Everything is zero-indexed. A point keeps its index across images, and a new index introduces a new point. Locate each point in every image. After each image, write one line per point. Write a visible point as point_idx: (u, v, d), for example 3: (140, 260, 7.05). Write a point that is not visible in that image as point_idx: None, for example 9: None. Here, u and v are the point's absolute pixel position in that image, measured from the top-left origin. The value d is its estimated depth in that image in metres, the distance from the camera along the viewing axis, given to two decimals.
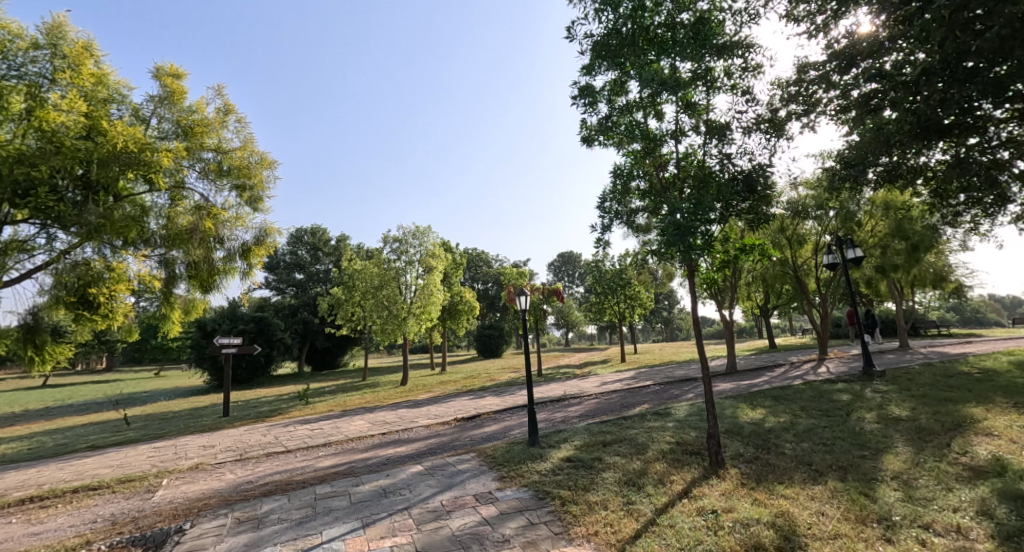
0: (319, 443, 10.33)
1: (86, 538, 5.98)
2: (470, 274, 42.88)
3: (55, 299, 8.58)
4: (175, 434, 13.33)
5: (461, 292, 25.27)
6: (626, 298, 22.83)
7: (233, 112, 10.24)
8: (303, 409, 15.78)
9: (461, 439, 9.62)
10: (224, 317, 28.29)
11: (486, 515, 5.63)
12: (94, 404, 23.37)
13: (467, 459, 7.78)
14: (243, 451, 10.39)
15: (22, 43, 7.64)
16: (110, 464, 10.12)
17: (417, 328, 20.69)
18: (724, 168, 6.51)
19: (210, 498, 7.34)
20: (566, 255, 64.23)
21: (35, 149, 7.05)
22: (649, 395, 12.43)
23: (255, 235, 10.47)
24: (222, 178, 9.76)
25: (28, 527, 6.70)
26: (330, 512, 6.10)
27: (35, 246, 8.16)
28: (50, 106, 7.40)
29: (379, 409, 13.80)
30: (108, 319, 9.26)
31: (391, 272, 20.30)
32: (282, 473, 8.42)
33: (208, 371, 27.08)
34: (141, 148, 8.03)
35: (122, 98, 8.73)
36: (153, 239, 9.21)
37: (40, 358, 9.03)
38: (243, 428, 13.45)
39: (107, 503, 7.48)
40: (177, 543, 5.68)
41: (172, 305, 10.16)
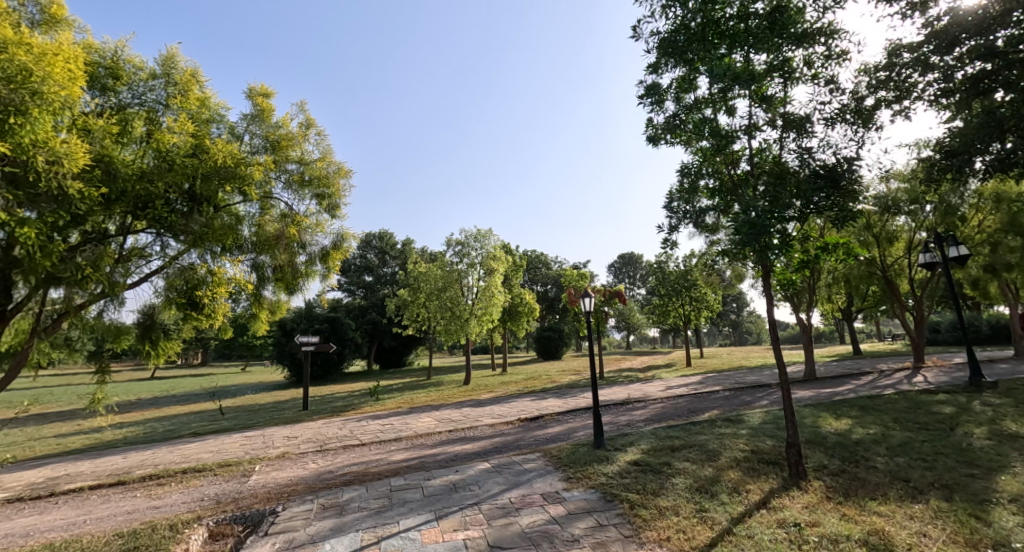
0: (391, 438, 10.86)
1: (197, 514, 6.68)
2: (529, 276, 43.06)
3: (168, 301, 9.78)
4: (262, 425, 14.47)
5: (521, 294, 25.51)
6: (692, 300, 22.11)
7: (314, 125, 11.01)
8: (373, 405, 16.61)
9: (527, 439, 9.78)
10: (302, 317, 30.27)
11: (555, 514, 5.74)
12: (193, 396, 25.81)
13: (534, 459, 7.92)
14: (323, 442, 11.13)
15: (143, 74, 8.68)
16: (210, 449, 11.21)
17: (479, 329, 21.14)
18: (804, 164, 6.24)
19: (297, 485, 7.94)
20: (626, 256, 63.01)
21: (153, 167, 7.98)
22: (718, 401, 12.02)
23: (333, 240, 11.08)
24: (305, 187, 10.52)
25: (148, 501, 7.57)
26: (405, 504, 6.43)
27: (151, 253, 9.20)
28: (165, 129, 8.41)
29: (445, 408, 14.27)
30: (211, 318, 10.39)
31: (454, 275, 20.90)
32: (359, 464, 8.95)
33: (287, 367, 29.12)
34: (237, 162, 8.86)
35: (221, 118, 9.59)
36: (246, 245, 10.12)
37: (155, 353, 10.27)
38: (321, 421, 14.39)
39: (211, 484, 8.30)
40: (272, 525, 6.21)
41: (261, 305, 11.02)
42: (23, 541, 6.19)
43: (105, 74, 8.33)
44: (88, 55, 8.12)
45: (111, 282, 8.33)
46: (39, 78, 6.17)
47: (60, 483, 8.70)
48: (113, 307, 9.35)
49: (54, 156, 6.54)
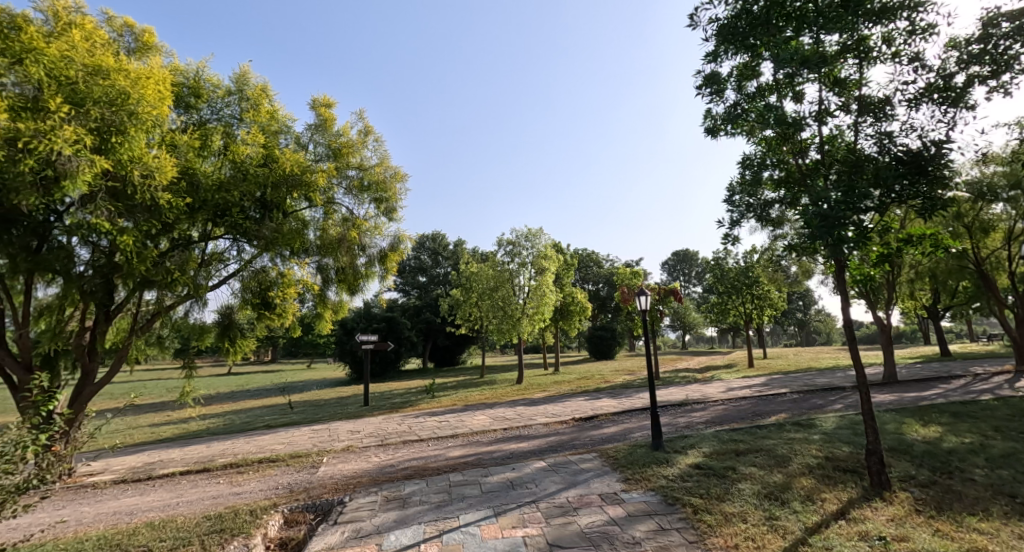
0: (448, 435, 11.10)
1: (273, 501, 7.10)
2: (580, 275, 42.63)
3: (244, 301, 10.58)
4: (326, 419, 15.16)
5: (572, 293, 25.31)
6: (753, 299, 21.16)
7: (373, 132, 11.41)
8: (429, 402, 17.03)
9: (583, 439, 9.72)
10: (361, 317, 31.47)
11: (614, 515, 5.68)
12: (264, 390, 27.46)
13: (591, 459, 7.86)
14: (384, 437, 11.54)
15: (220, 91, 9.33)
16: (282, 441, 11.91)
17: (531, 329, 21.21)
18: (884, 149, 5.83)
19: (362, 477, 8.28)
20: (681, 253, 61.24)
21: (229, 177, 8.69)
22: (785, 404, 11.45)
23: (390, 242, 11.44)
24: (364, 192, 10.92)
25: (230, 487, 8.14)
26: (465, 499, 6.56)
27: (228, 257, 9.85)
28: (239, 141, 9.01)
29: (499, 406, 14.41)
30: (282, 317, 11.13)
31: (505, 274, 21.02)
32: (419, 459, 9.21)
33: (348, 364, 30.39)
34: (303, 170, 9.35)
35: (289, 129, 10.10)
36: (312, 249, 10.59)
37: (233, 350, 11.04)
38: (381, 416, 14.92)
39: (284, 474, 8.81)
40: (340, 514, 6.51)
41: (325, 305, 11.51)
42: (123, 519, 6.81)
43: (188, 93, 9.05)
44: (174, 76, 8.86)
45: (196, 284, 9.09)
46: (134, 99, 7.09)
47: (155, 467, 9.51)
48: (198, 308, 10.12)
49: (147, 170, 7.40)
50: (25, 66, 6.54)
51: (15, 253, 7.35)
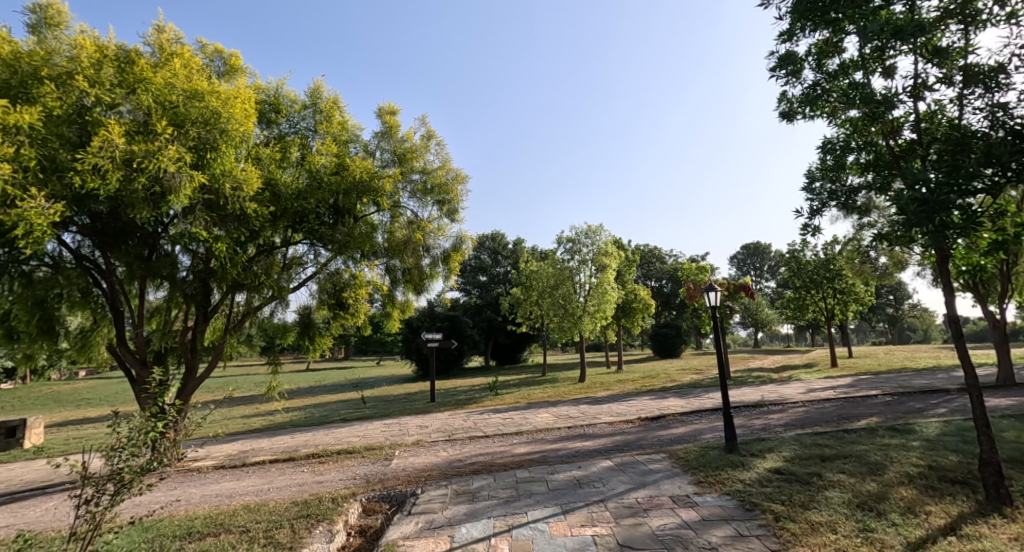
0: (513, 431, 11.16)
1: (351, 491, 7.44)
2: (643, 272, 41.48)
3: (320, 302, 11.22)
4: (396, 414, 15.70)
5: (635, 290, 24.71)
6: (836, 293, 19.73)
7: (434, 136, 11.69)
8: (493, 399, 17.24)
9: (650, 439, 9.46)
10: (425, 316, 32.39)
11: (687, 518, 5.48)
12: (338, 386, 28.90)
13: (660, 460, 7.63)
14: (451, 432, 11.79)
15: (297, 106, 9.96)
16: (357, 434, 12.48)
17: (593, 327, 20.90)
18: (995, 124, 5.24)
19: (431, 471, 8.51)
20: (752, 247, 58.30)
21: (306, 186, 9.27)
22: (875, 407, 10.59)
23: (453, 243, 11.63)
24: (427, 195, 11.17)
25: (312, 476, 8.62)
26: (532, 495, 6.56)
27: (307, 261, 10.42)
28: (315, 152, 9.58)
29: (562, 404, 14.33)
30: (355, 317, 11.64)
31: (565, 272, 20.83)
32: (485, 455, 9.33)
33: (415, 362, 31.36)
34: (371, 176, 9.69)
35: (357, 138, 10.53)
36: (380, 251, 10.95)
37: (313, 347, 11.75)
38: (447, 412, 15.27)
39: (360, 465, 9.22)
40: (413, 505, 6.71)
41: (393, 306, 11.88)
42: (220, 501, 7.37)
43: (270, 109, 9.78)
44: (257, 94, 9.60)
45: (279, 287, 9.73)
46: (225, 118, 7.79)
47: (247, 455, 10.24)
48: (281, 308, 10.81)
49: (236, 182, 8.04)
50: (137, 94, 7.33)
51: (130, 261, 8.28)
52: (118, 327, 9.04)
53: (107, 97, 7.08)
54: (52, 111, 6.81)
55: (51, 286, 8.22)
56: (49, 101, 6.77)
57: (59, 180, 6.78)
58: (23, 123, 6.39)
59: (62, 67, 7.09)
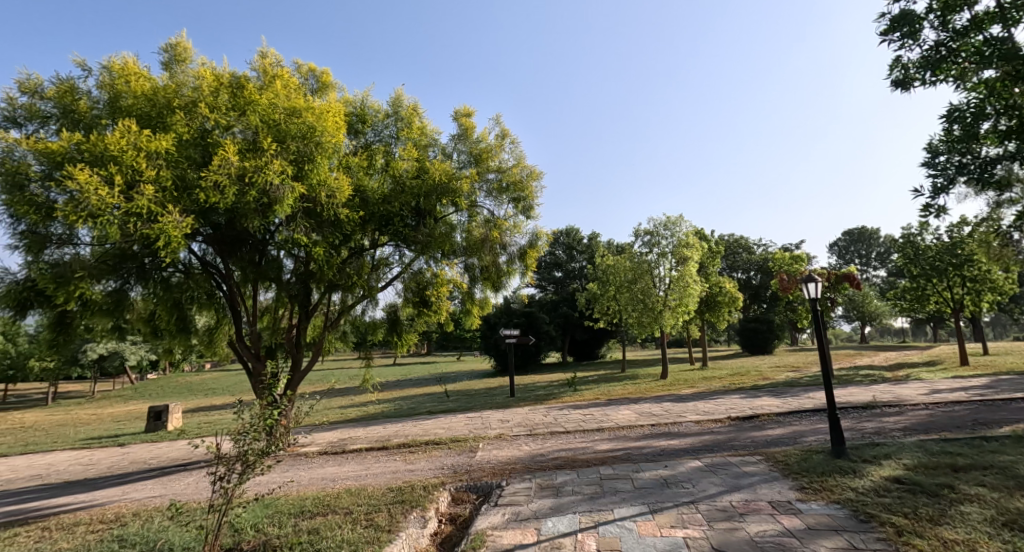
0: (594, 428, 11.10)
1: (440, 480, 7.77)
2: (728, 263, 39.41)
3: (407, 300, 11.77)
4: (478, 408, 16.14)
5: (720, 283, 23.59)
6: (965, 281, 17.64)
7: (508, 135, 11.85)
8: (572, 395, 17.22)
9: (743, 440, 9.00)
10: (503, 312, 32.95)
11: (790, 526, 5.18)
12: (423, 380, 30.15)
13: (755, 463, 7.26)
14: (533, 427, 11.95)
15: (381, 115, 10.56)
16: (443, 426, 13.01)
17: (674, 321, 20.17)
18: None
19: (515, 464, 8.69)
20: (855, 233, 53.65)
21: (390, 190, 9.82)
22: (1017, 412, 9.34)
23: (529, 240, 11.76)
24: (503, 193, 11.34)
25: (404, 464, 9.11)
26: (617, 493, 6.49)
27: (393, 261, 11.00)
28: (398, 158, 10.11)
29: (644, 401, 14.02)
30: (438, 313, 12.11)
31: (644, 266, 20.18)
32: (568, 451, 9.35)
33: (494, 358, 32.05)
34: (450, 178, 9.99)
35: (435, 142, 10.92)
36: (459, 250, 11.25)
37: (400, 343, 12.42)
38: (528, 407, 15.47)
39: (447, 456, 9.60)
40: (499, 497, 6.89)
41: (473, 303, 12.22)
42: (324, 484, 8.01)
43: (356, 120, 10.43)
44: (346, 107, 10.29)
45: (369, 287, 10.35)
46: (319, 131, 8.42)
47: (346, 443, 11.02)
48: (371, 306, 11.52)
49: (331, 191, 8.64)
50: (247, 116, 8.10)
51: (244, 266, 9.17)
52: (236, 326, 10.04)
53: (224, 120, 7.92)
54: (182, 136, 7.72)
55: (184, 288, 9.31)
56: (179, 128, 7.68)
57: (188, 196, 7.65)
58: (160, 149, 7.28)
59: (189, 97, 8.09)
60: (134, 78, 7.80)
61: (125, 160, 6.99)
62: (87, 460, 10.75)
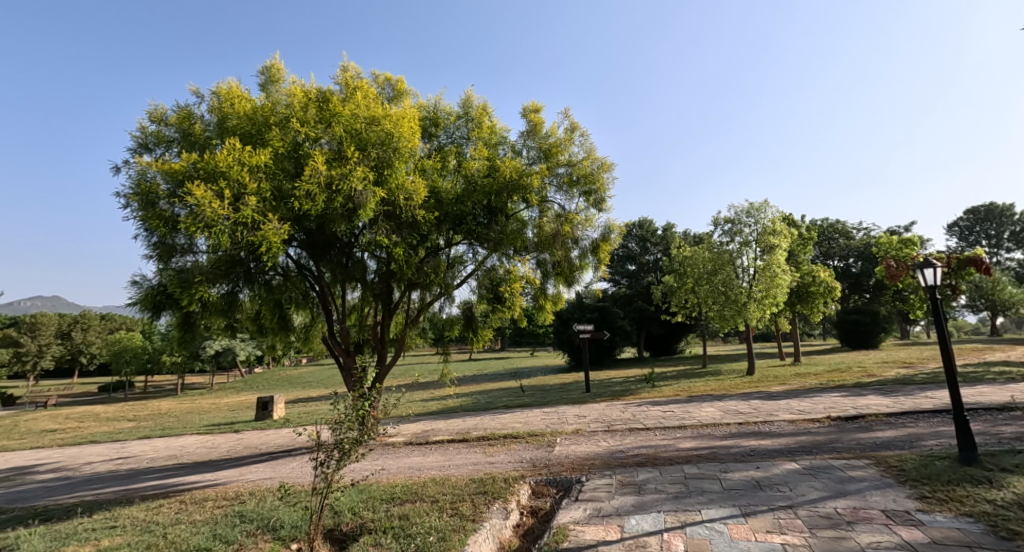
0: (676, 425, 10.81)
1: (520, 473, 7.93)
2: (822, 250, 36.68)
3: (481, 297, 12.02)
4: (554, 403, 16.21)
5: (813, 272, 21.99)
6: None
7: (578, 128, 11.78)
8: (651, 391, 16.83)
9: (846, 442, 8.38)
10: (575, 307, 32.80)
11: (910, 539, 4.78)
12: (499, 375, 30.69)
13: (863, 467, 6.74)
14: (610, 423, 11.84)
15: (452, 117, 10.91)
16: (520, 420, 13.21)
17: (760, 314, 19.06)
18: None
19: (595, 460, 8.67)
20: (980, 210, 48.05)
21: (463, 190, 10.11)
22: None
23: (601, 233, 11.62)
24: (574, 187, 11.29)
25: (485, 457, 9.38)
26: (705, 494, 6.30)
27: (467, 259, 11.32)
28: (470, 159, 10.36)
29: (730, 398, 13.42)
30: (511, 309, 12.29)
31: (724, 257, 19.27)
32: (649, 447, 9.19)
33: (569, 353, 32.03)
34: (520, 174, 10.11)
35: (505, 140, 11.07)
36: (530, 246, 11.35)
37: (476, 338, 12.77)
38: (605, 403, 15.32)
39: (526, 449, 9.77)
40: (580, 492, 6.92)
41: (545, 298, 12.29)
42: (411, 473, 8.44)
43: (430, 124, 10.84)
44: (420, 112, 10.73)
45: (446, 284, 10.73)
46: (397, 137, 8.81)
47: (429, 434, 11.52)
48: (448, 303, 11.94)
49: (409, 193, 9.02)
50: (333, 127, 8.65)
51: (334, 268, 9.81)
52: (329, 323, 10.79)
53: (313, 133, 8.53)
54: (278, 150, 8.41)
55: (283, 289, 10.14)
56: (276, 143, 8.40)
57: (285, 205, 8.34)
58: (260, 163, 8.01)
59: (282, 113, 8.78)
60: (238, 101, 8.63)
61: (232, 174, 7.72)
62: (209, 444, 12.06)
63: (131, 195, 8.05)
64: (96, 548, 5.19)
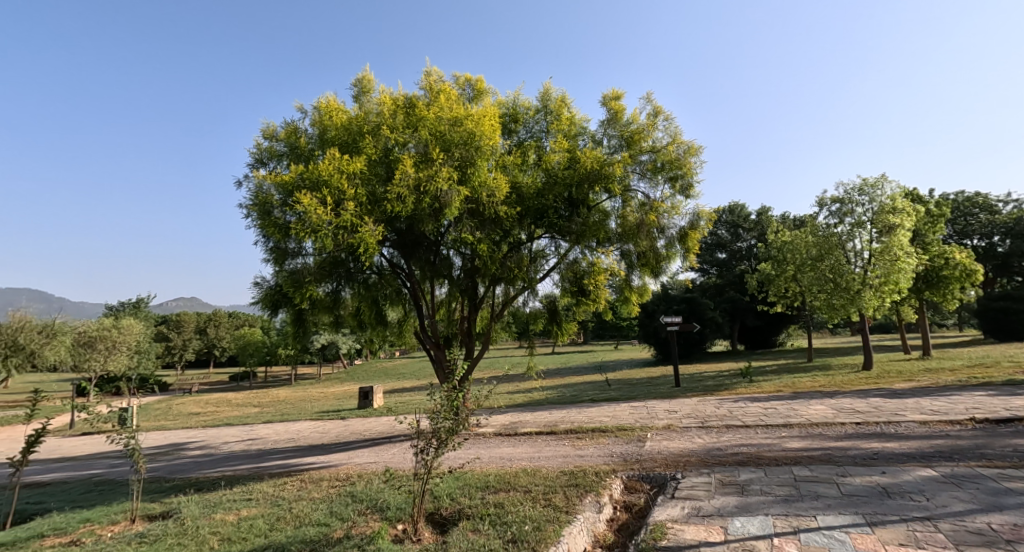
0: (780, 423, 10.09)
1: (612, 467, 7.80)
2: (956, 230, 32.40)
3: (565, 290, 11.92)
4: (642, 397, 15.78)
5: (944, 254, 19.46)
6: None
7: (661, 112, 11.30)
8: (749, 386, 15.85)
9: (995, 448, 7.34)
10: (661, 299, 31.69)
11: None
12: (584, 369, 30.43)
13: (1021, 479, 5.87)
14: (705, 419, 11.31)
15: (530, 112, 10.94)
16: (607, 414, 13.01)
17: (878, 302, 17.24)
18: None
19: (691, 456, 8.33)
20: None
21: (543, 184, 10.13)
22: None
23: (689, 221, 11.08)
24: (658, 173, 10.85)
25: (574, 449, 9.35)
26: (820, 498, 5.82)
27: (549, 253, 11.31)
28: (550, 152, 10.31)
29: (843, 395, 12.29)
30: (596, 301, 12.08)
31: (832, 240, 17.64)
32: (751, 446, 8.66)
33: (655, 346, 31.07)
34: (601, 164, 9.91)
35: (584, 130, 10.88)
36: (613, 237, 11.09)
37: (560, 331, 12.74)
38: (698, 398, 14.66)
39: (616, 443, 9.59)
40: (676, 490, 6.68)
41: (631, 291, 11.97)
42: (503, 463, 8.62)
43: (509, 120, 10.93)
44: (499, 109, 10.86)
45: (530, 279, 10.76)
46: (478, 136, 8.96)
47: (518, 425, 11.70)
48: (531, 297, 12.01)
49: (491, 190, 9.14)
50: (420, 132, 8.98)
51: (423, 266, 10.18)
52: (420, 319, 11.25)
53: (401, 138, 8.92)
54: (371, 156, 8.90)
55: (378, 287, 10.72)
56: (369, 150, 8.89)
57: (379, 208, 8.77)
58: (357, 170, 8.50)
59: (373, 121, 9.28)
60: (335, 113, 9.23)
61: (333, 182, 8.28)
62: (319, 429, 13.11)
63: (251, 206, 8.89)
64: (236, 517, 5.84)
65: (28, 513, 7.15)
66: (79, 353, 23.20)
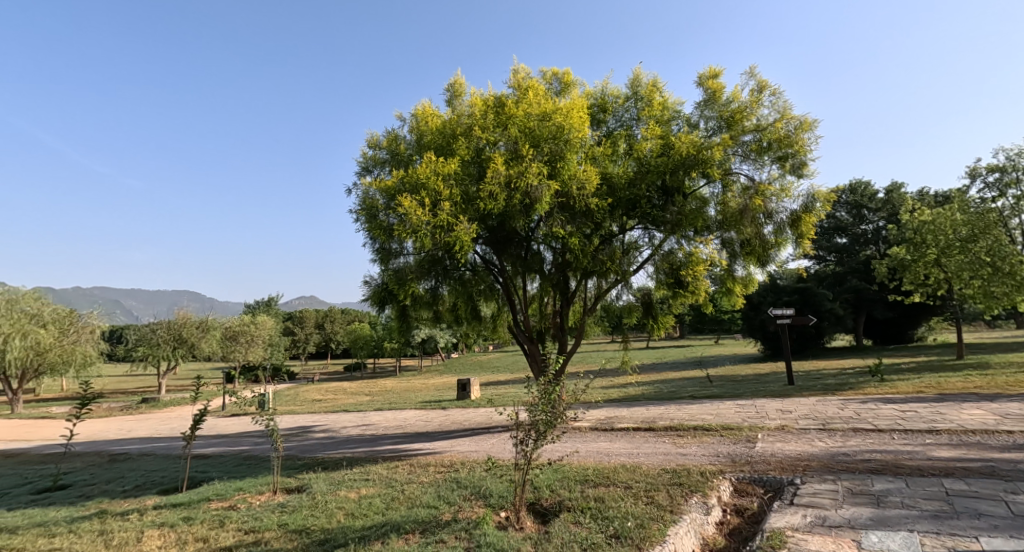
0: (922, 428, 8.85)
1: (720, 468, 7.30)
2: None
3: (660, 283, 11.37)
4: (750, 396, 14.70)
5: None
6: None
7: (767, 87, 10.35)
8: (879, 385, 14.15)
9: None
10: (769, 290, 29.37)
11: None
12: (683, 364, 29.13)
13: None
14: (826, 421, 10.24)
15: (619, 100, 10.55)
16: (711, 412, 12.24)
17: None
18: None
19: (811, 461, 7.56)
20: None
21: (634, 173, 9.70)
22: None
23: (802, 203, 10.04)
24: (764, 154, 9.93)
25: (678, 447, 8.88)
26: (982, 517, 4.97)
27: (643, 245, 10.85)
28: (641, 140, 9.87)
29: (1004, 399, 10.52)
30: (696, 294, 11.38)
31: (990, 217, 15.22)
32: (885, 452, 7.67)
33: (763, 341, 28.94)
34: (698, 148, 9.27)
35: (678, 114, 10.27)
36: (713, 225, 10.37)
37: (656, 325, 12.19)
38: (816, 398, 13.35)
39: (723, 443, 8.97)
40: (797, 496, 6.07)
41: (733, 282, 11.16)
42: (600, 458, 8.41)
43: (598, 110, 10.63)
44: (587, 100, 10.60)
45: (623, 272, 10.37)
46: (567, 128, 8.77)
47: (615, 421, 11.39)
48: (625, 291, 11.62)
49: (581, 182, 8.89)
50: (509, 129, 9.00)
51: (515, 262, 10.21)
52: (513, 314, 11.30)
53: (491, 137, 9.01)
54: (464, 157, 9.09)
55: (473, 282, 10.91)
56: (462, 151, 9.09)
57: (472, 207, 8.87)
58: (451, 171, 8.71)
59: (464, 123, 9.46)
60: (430, 118, 9.57)
61: (429, 184, 8.52)
62: (424, 418, 13.73)
63: (359, 211, 9.43)
64: (356, 494, 6.22)
65: (196, 479, 8.20)
66: (227, 345, 26.85)
